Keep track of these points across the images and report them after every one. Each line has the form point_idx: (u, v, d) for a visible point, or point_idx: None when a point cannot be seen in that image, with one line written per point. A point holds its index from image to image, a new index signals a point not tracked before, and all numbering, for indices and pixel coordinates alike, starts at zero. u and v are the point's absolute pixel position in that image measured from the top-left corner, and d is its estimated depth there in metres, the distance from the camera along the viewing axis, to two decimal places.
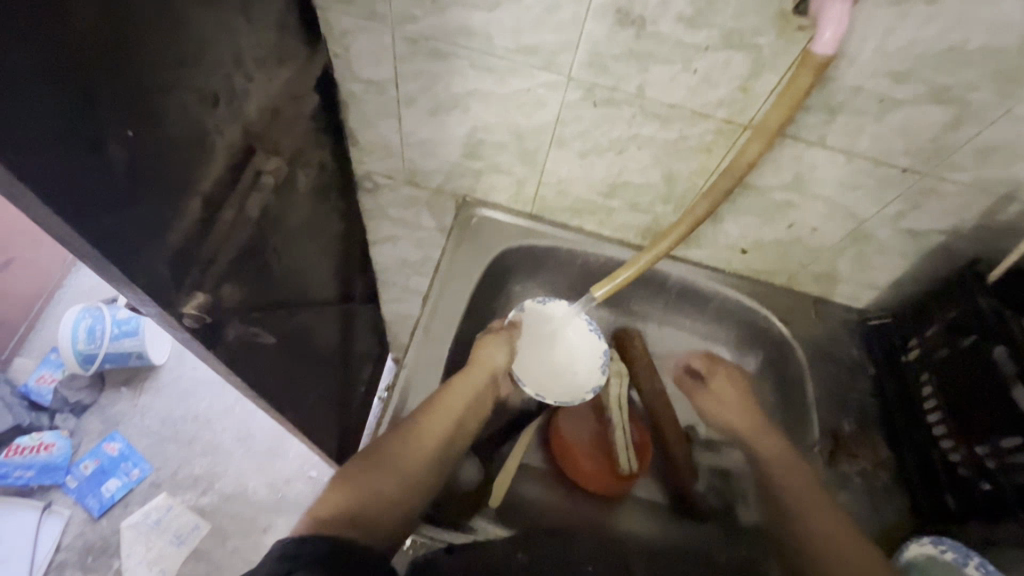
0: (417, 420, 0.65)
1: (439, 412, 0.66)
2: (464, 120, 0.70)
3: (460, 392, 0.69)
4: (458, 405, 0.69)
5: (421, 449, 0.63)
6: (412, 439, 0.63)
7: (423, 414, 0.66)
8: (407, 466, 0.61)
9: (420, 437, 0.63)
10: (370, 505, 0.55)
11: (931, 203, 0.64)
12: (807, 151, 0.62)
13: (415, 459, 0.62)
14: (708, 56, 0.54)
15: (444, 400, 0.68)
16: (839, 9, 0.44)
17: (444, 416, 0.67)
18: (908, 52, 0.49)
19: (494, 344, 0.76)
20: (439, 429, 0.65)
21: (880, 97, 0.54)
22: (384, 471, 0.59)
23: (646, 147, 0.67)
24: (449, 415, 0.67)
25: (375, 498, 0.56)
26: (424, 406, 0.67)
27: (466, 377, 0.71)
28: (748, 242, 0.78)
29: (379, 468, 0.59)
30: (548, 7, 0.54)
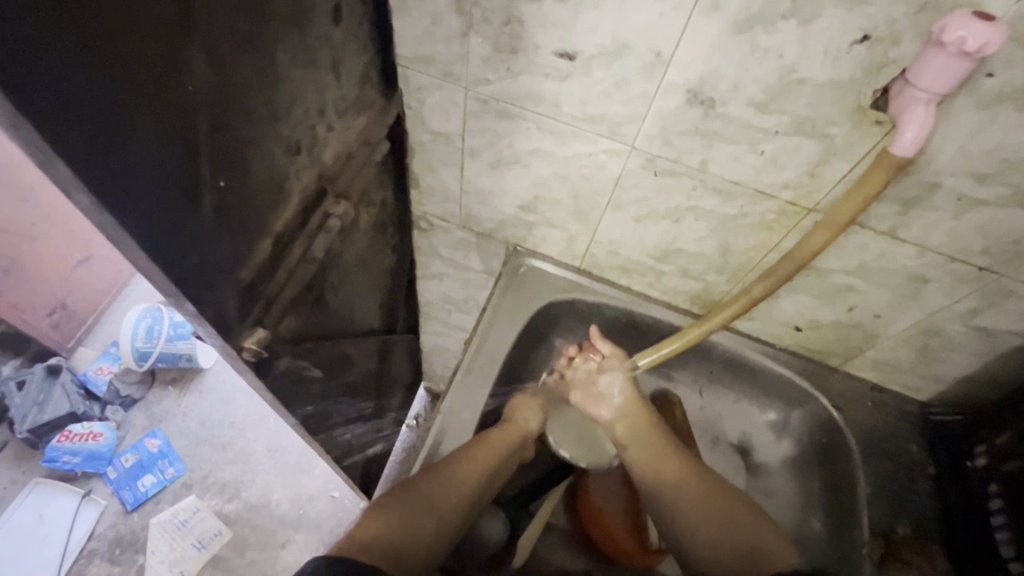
0: (456, 464, 0.65)
1: (477, 459, 0.67)
2: (523, 175, 0.72)
3: (498, 443, 0.70)
4: (499, 454, 0.69)
5: (456, 492, 0.64)
6: (448, 479, 0.64)
7: (462, 458, 0.66)
8: (440, 506, 0.63)
9: (456, 481, 0.64)
10: (404, 539, 0.58)
11: (1009, 305, 0.60)
12: (875, 238, 0.60)
13: (449, 501, 0.63)
14: (777, 140, 0.54)
15: (482, 448, 0.68)
16: (922, 114, 0.43)
17: (484, 463, 0.67)
18: (993, 155, 0.47)
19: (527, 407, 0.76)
20: (475, 474, 0.66)
21: (959, 195, 0.52)
22: (418, 508, 0.61)
23: (703, 219, 0.67)
24: (488, 461, 0.68)
25: (408, 533, 0.59)
26: (462, 452, 0.67)
27: (505, 432, 0.71)
28: (802, 320, 0.76)
29: (413, 503, 0.61)
30: (619, 82, 0.55)
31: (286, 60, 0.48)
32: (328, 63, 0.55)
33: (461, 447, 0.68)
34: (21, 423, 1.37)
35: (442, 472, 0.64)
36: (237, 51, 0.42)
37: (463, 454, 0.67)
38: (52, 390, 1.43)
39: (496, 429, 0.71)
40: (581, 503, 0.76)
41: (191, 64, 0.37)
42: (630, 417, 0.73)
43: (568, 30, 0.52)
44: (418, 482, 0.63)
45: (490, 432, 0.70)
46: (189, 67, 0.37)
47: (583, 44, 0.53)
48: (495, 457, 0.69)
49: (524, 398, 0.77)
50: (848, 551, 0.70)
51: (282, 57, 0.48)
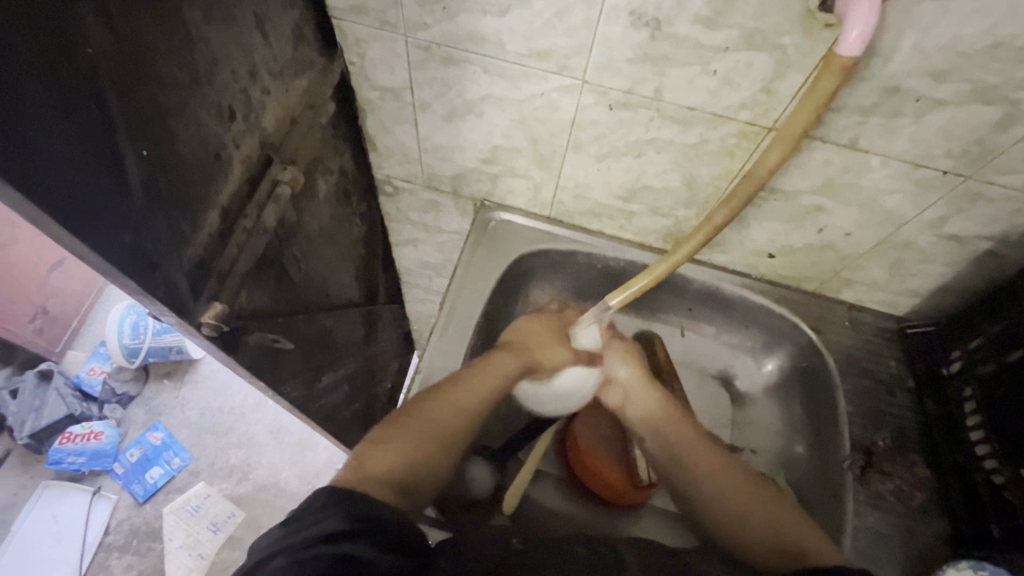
0: (457, 388, 0.61)
1: (479, 382, 0.62)
2: (480, 125, 0.70)
3: (507, 365, 0.66)
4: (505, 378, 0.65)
5: (466, 416, 0.59)
6: (449, 401, 0.59)
7: (464, 383, 0.62)
8: (451, 425, 0.58)
9: (461, 406, 0.60)
10: (414, 467, 0.52)
11: (976, 209, 0.59)
12: (838, 153, 0.58)
13: (456, 422, 0.58)
14: (728, 58, 0.52)
15: (484, 369, 0.64)
16: (865, 8, 0.41)
17: (493, 388, 0.63)
18: (947, 49, 0.46)
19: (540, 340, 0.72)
20: (479, 396, 0.61)
21: (917, 97, 0.50)
22: (430, 428, 0.56)
23: (664, 151, 0.65)
24: (494, 385, 0.64)
25: (420, 460, 0.53)
26: (467, 373, 0.63)
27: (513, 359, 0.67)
28: (775, 247, 0.75)
29: (421, 428, 0.56)
30: (561, 11, 0.53)
31: (199, 17, 0.46)
32: (251, 20, 0.52)
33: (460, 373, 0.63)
34: (21, 428, 1.38)
35: (447, 397, 0.60)
36: (135, 9, 0.39)
37: (469, 376, 0.63)
38: (46, 394, 1.44)
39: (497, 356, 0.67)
40: (570, 447, 0.77)
41: (87, 24, 0.35)
42: (635, 396, 0.71)
43: None
44: (417, 409, 0.57)
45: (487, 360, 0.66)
46: (85, 29, 0.35)
47: None
48: (502, 376, 0.65)
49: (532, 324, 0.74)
50: (831, 469, 0.71)
51: (194, 13, 0.45)
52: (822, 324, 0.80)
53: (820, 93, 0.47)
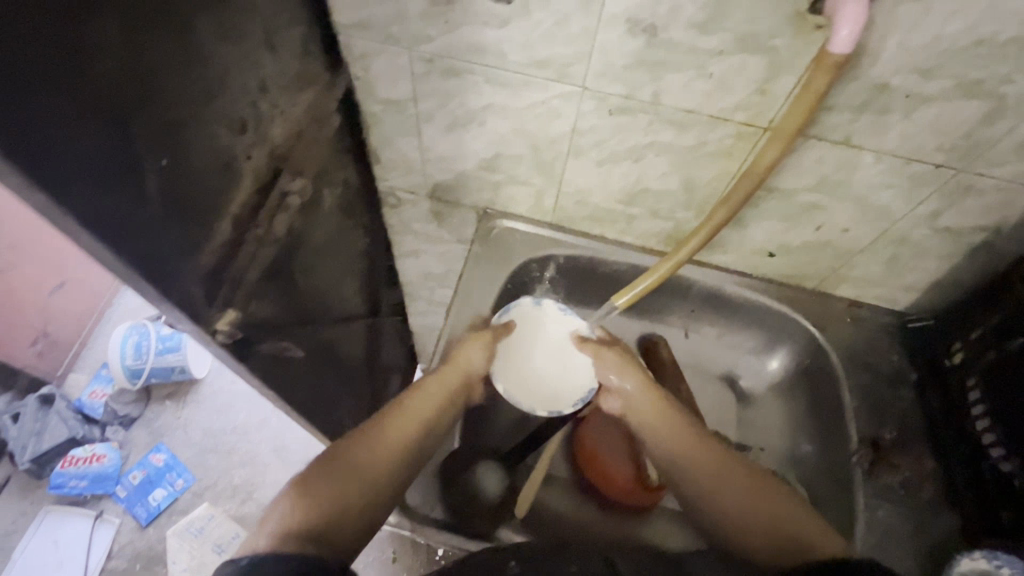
0: (381, 428, 0.58)
1: (406, 417, 0.60)
2: (481, 134, 0.71)
3: (437, 394, 0.65)
4: (431, 409, 0.63)
5: (386, 451, 0.56)
6: (375, 440, 0.56)
7: (390, 420, 0.59)
8: (375, 463, 0.54)
9: (383, 441, 0.57)
10: (339, 509, 0.49)
11: (968, 201, 0.61)
12: (832, 151, 0.60)
13: (382, 460, 0.55)
14: (722, 61, 0.54)
15: (405, 405, 0.62)
16: (853, 9, 0.43)
17: (421, 420, 0.61)
18: (933, 47, 0.48)
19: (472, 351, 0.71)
20: (407, 428, 0.59)
21: (907, 94, 0.52)
22: (353, 469, 0.53)
23: (662, 155, 0.67)
24: (422, 419, 0.62)
25: (343, 502, 0.49)
26: (394, 410, 0.61)
27: (435, 386, 0.66)
28: (775, 245, 0.76)
29: (342, 473, 0.52)
30: (559, 21, 0.55)
31: (211, 33, 0.47)
32: (260, 36, 0.54)
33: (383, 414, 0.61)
34: (22, 454, 1.37)
35: (368, 435, 0.56)
36: (153, 25, 0.41)
37: (399, 408, 0.61)
38: (47, 418, 1.42)
39: (423, 388, 0.65)
40: (578, 450, 0.77)
41: (109, 40, 0.36)
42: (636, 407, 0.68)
43: None
44: (344, 449, 0.54)
45: (410, 395, 0.64)
46: (107, 43, 0.36)
47: None
48: (428, 407, 0.63)
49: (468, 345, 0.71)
50: (839, 464, 0.72)
51: (206, 29, 0.46)
52: (822, 321, 0.81)
53: (811, 93, 0.49)
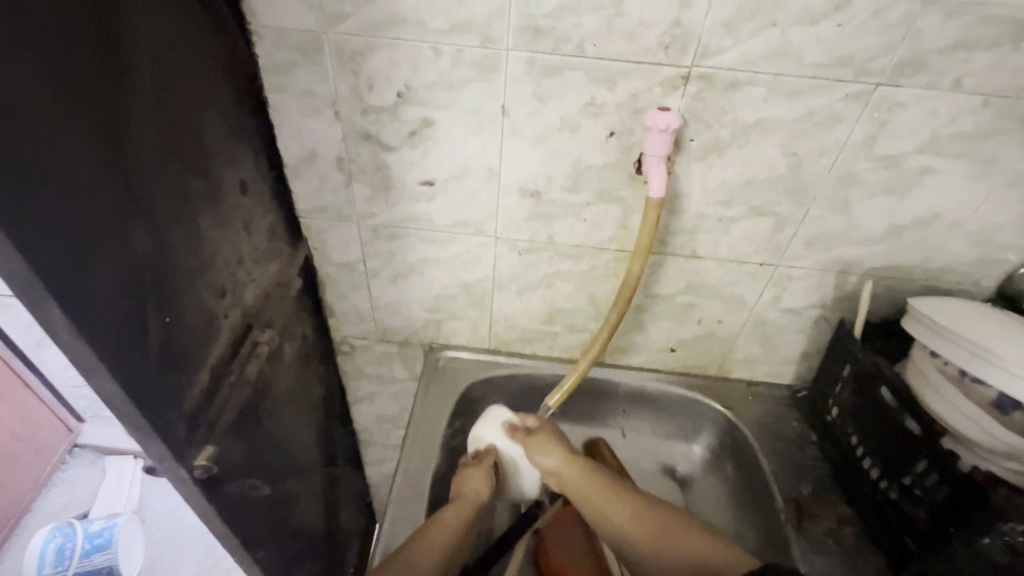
0: (407, 552, 0.65)
1: (430, 543, 0.67)
2: (421, 281, 0.87)
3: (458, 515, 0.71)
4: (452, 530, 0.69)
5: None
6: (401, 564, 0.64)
7: (415, 547, 0.66)
8: None
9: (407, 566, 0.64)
10: None
11: (793, 286, 0.81)
12: (686, 262, 0.80)
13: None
14: (591, 209, 0.75)
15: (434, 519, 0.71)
16: (657, 170, 0.65)
17: (442, 543, 0.67)
18: (722, 187, 0.71)
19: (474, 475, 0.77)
20: (433, 552, 0.66)
21: (719, 218, 0.74)
22: None
23: (567, 280, 0.84)
24: (443, 541, 0.68)
25: None
26: (418, 537, 0.68)
27: (458, 509, 0.72)
28: (674, 341, 0.92)
29: None
30: (470, 193, 0.75)
31: (208, 224, 0.62)
32: (242, 224, 0.70)
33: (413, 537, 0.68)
34: None
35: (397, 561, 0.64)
36: (170, 221, 0.55)
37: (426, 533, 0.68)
38: None
39: (447, 511, 0.72)
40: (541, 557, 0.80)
41: (141, 233, 0.50)
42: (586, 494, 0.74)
43: (424, 166, 0.73)
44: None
45: (439, 518, 0.71)
46: (140, 235, 0.50)
47: (437, 173, 0.73)
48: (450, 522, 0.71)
49: (469, 470, 0.78)
50: (773, 525, 0.79)
51: (205, 221, 0.61)
52: (730, 400, 0.94)
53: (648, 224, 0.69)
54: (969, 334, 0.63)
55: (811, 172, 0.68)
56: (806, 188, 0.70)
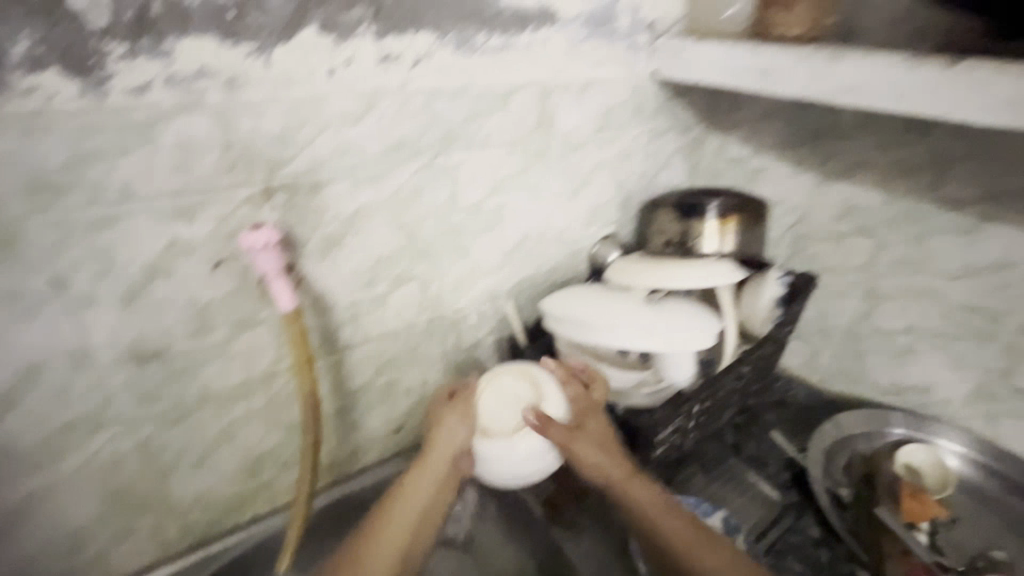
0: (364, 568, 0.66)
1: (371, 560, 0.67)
2: (42, 523, 0.64)
3: (401, 510, 0.72)
4: (399, 528, 0.70)
5: None
6: None
7: (369, 545, 0.68)
8: None
9: None
10: None
11: (466, 326, 0.90)
12: (363, 348, 0.80)
13: None
14: (235, 343, 0.68)
15: (431, 469, 0.75)
16: (279, 285, 0.61)
17: (392, 544, 0.69)
18: (358, 272, 0.74)
19: (451, 420, 0.78)
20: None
21: (370, 298, 0.77)
22: None
23: (250, 422, 0.74)
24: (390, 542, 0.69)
25: None
26: (360, 555, 0.67)
27: (416, 494, 0.73)
28: (398, 421, 0.91)
29: None
30: (59, 390, 0.59)
31: None
32: None
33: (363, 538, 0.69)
34: None
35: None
36: None
37: (375, 541, 0.69)
38: None
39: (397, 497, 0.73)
40: None
41: None
42: (572, 450, 0.75)
43: None
44: None
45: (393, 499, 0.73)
46: None
47: None
48: (449, 468, 0.76)
49: (448, 411, 0.79)
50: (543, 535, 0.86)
51: None
52: None
53: (294, 336, 0.64)
54: (581, 318, 0.81)
55: (424, 234, 0.77)
56: (428, 249, 0.79)
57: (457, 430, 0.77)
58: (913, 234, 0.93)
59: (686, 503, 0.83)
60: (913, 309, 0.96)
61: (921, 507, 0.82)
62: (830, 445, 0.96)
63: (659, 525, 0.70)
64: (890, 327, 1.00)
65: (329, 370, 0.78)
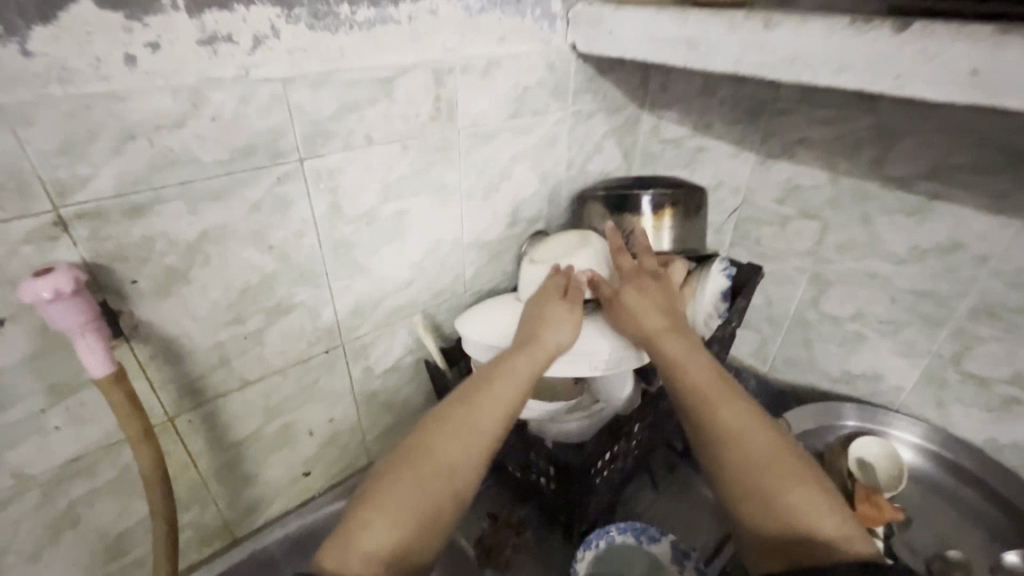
0: (407, 462, 0.51)
1: (483, 413, 0.56)
2: None
3: (467, 413, 0.56)
4: (466, 432, 0.54)
5: (461, 446, 0.53)
6: (440, 452, 0.52)
7: (427, 439, 0.53)
8: (371, 533, 0.46)
9: (460, 442, 0.53)
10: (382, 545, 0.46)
11: (375, 351, 0.78)
12: (243, 393, 0.67)
13: (425, 500, 0.49)
14: (53, 413, 0.53)
15: (514, 372, 0.60)
16: (85, 346, 0.47)
17: (447, 448, 0.53)
18: (218, 308, 0.60)
19: (553, 319, 0.66)
20: (473, 445, 0.54)
21: (241, 336, 0.63)
22: (405, 494, 0.49)
23: (97, 500, 0.60)
24: (484, 416, 0.56)
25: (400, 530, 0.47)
26: (415, 446, 0.53)
27: (516, 361, 0.61)
28: (303, 464, 0.79)
29: (385, 508, 0.48)
30: None
31: None
32: None
33: (407, 441, 0.54)
34: None
35: (432, 446, 0.53)
36: None
37: (434, 432, 0.54)
38: None
39: (499, 363, 0.61)
40: None
41: None
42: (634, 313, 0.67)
43: None
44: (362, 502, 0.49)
45: (465, 387, 0.59)
46: None
47: None
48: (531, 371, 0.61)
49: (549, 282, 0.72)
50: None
51: None
52: None
53: (120, 407, 0.51)
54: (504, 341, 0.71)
55: (303, 254, 0.64)
56: (311, 271, 0.66)
57: (555, 328, 0.66)
58: (859, 214, 0.85)
59: (632, 530, 0.74)
60: (861, 294, 0.90)
61: (874, 510, 0.75)
62: None
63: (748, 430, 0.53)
64: (838, 314, 0.94)
65: (200, 425, 0.65)
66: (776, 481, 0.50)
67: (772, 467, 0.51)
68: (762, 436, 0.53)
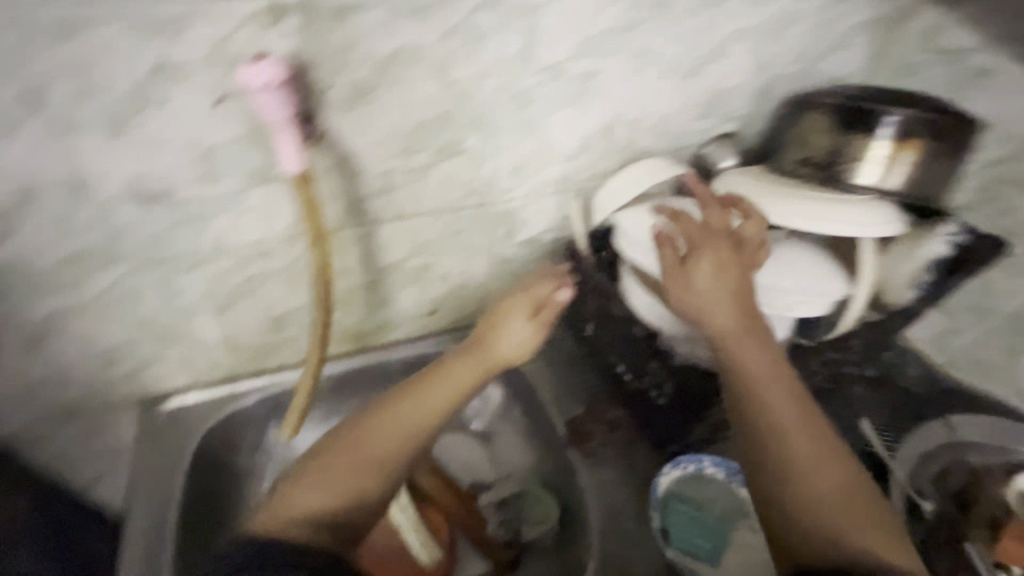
0: (397, 406, 0.57)
1: (456, 381, 0.59)
2: (77, 336, 0.66)
3: (458, 376, 0.59)
4: (422, 408, 0.57)
5: (410, 426, 0.56)
6: (403, 416, 0.56)
7: (417, 387, 0.58)
8: (344, 476, 0.53)
9: (387, 429, 0.55)
10: (349, 496, 0.52)
11: (523, 220, 0.76)
12: (398, 224, 0.70)
13: (376, 462, 0.54)
14: (248, 196, 0.60)
15: (478, 361, 0.60)
16: (284, 141, 0.51)
17: (430, 407, 0.57)
18: (395, 134, 0.60)
19: (508, 321, 0.62)
20: (424, 423, 0.56)
21: (407, 170, 0.64)
22: (355, 466, 0.53)
23: (272, 282, 0.69)
24: (440, 402, 0.57)
25: (349, 491, 0.52)
26: (404, 392, 0.58)
27: (468, 366, 0.60)
28: (433, 305, 0.83)
29: (347, 459, 0.54)
30: (65, 215, 0.56)
31: None
32: None
33: (398, 389, 0.58)
34: None
35: (405, 406, 0.57)
36: None
37: (427, 386, 0.58)
38: None
39: (452, 362, 0.60)
40: None
41: None
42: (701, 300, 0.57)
43: None
44: (341, 441, 0.55)
45: (432, 372, 0.59)
46: None
47: None
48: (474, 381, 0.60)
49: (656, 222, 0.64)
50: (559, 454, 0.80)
51: None
52: None
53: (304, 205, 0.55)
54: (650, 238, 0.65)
55: (481, 98, 0.61)
56: (485, 118, 0.63)
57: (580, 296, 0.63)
58: None
59: (726, 467, 0.72)
60: None
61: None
62: (939, 442, 0.76)
63: (814, 464, 0.50)
64: None
65: (357, 241, 0.69)
66: (837, 523, 0.47)
67: (828, 506, 0.48)
68: (833, 475, 0.50)
